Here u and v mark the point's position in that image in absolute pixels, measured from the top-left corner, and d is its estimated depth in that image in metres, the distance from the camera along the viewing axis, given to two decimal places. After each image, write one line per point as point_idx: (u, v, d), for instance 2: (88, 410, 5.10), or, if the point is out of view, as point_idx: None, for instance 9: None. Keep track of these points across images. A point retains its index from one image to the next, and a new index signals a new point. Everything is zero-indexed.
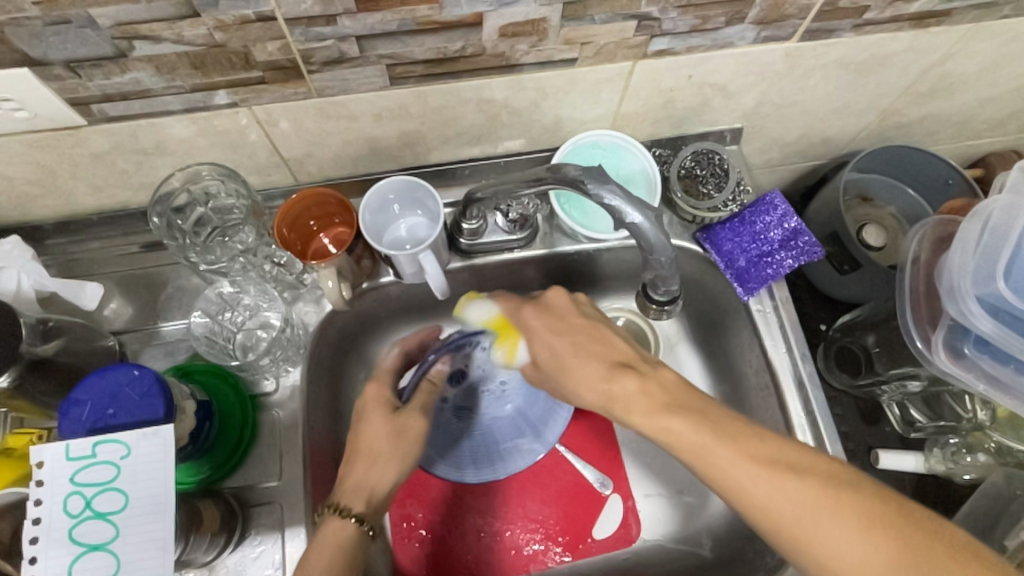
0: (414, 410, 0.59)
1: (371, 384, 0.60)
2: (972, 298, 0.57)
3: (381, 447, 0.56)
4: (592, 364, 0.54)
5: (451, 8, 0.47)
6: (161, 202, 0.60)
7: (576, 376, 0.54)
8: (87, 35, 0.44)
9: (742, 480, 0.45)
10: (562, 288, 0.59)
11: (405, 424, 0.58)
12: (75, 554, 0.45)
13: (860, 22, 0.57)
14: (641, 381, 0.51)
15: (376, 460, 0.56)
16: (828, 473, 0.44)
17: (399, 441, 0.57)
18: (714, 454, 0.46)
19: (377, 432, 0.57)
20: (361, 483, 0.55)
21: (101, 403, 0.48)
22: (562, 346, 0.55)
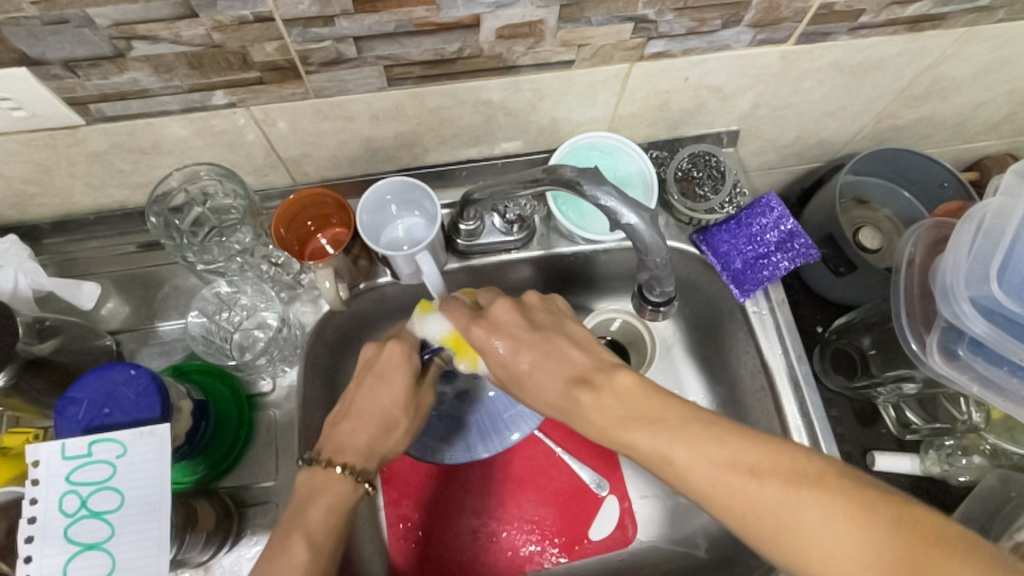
0: (429, 385, 0.60)
1: (398, 341, 0.58)
2: (966, 300, 0.57)
3: (399, 414, 0.57)
4: (549, 374, 0.52)
5: (447, 9, 0.48)
6: (159, 201, 0.60)
7: (535, 387, 0.53)
8: (85, 35, 0.44)
9: (706, 482, 0.44)
10: (506, 299, 0.56)
11: (420, 400, 0.59)
12: (70, 553, 0.45)
13: (855, 25, 0.58)
14: (595, 393, 0.50)
15: (396, 427, 0.57)
16: (790, 471, 0.43)
17: (414, 413, 0.58)
18: (674, 461, 0.46)
19: (400, 400, 0.57)
20: (371, 448, 0.55)
21: (97, 402, 0.48)
22: (514, 357, 0.53)
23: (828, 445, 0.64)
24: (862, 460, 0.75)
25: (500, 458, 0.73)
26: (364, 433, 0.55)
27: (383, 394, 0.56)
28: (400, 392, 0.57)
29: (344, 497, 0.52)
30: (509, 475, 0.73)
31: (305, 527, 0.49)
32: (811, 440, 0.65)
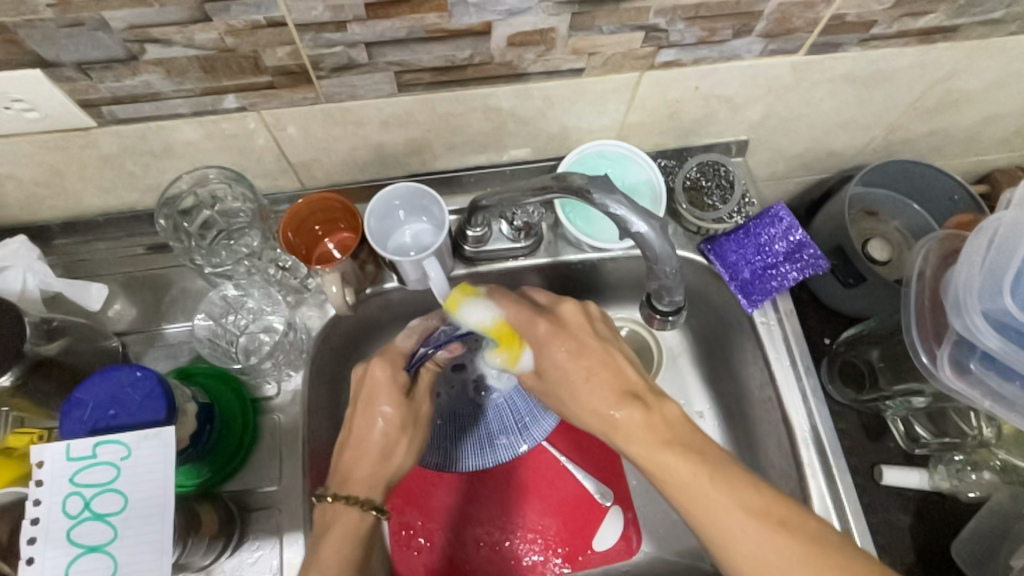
0: (422, 397, 0.61)
1: (378, 363, 0.58)
2: (978, 314, 0.56)
3: (395, 435, 0.57)
4: (609, 387, 0.54)
5: (460, 16, 0.48)
6: (169, 204, 0.60)
7: (580, 399, 0.55)
8: (100, 38, 0.45)
9: (726, 526, 0.46)
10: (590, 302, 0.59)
11: (416, 412, 0.60)
12: (72, 555, 0.45)
13: (867, 37, 0.58)
14: (643, 409, 0.52)
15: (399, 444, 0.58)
16: (814, 538, 0.45)
17: (412, 426, 0.59)
18: (704, 496, 0.47)
19: (394, 420, 0.57)
20: (376, 474, 0.56)
21: (103, 404, 0.48)
22: (575, 359, 0.55)
23: (836, 457, 0.64)
24: (870, 474, 0.75)
25: (505, 467, 0.73)
26: (360, 464, 0.56)
27: (371, 420, 0.57)
28: (392, 412, 0.57)
29: (355, 528, 0.53)
30: (514, 483, 0.72)
31: (318, 568, 0.50)
32: (819, 452, 0.65)
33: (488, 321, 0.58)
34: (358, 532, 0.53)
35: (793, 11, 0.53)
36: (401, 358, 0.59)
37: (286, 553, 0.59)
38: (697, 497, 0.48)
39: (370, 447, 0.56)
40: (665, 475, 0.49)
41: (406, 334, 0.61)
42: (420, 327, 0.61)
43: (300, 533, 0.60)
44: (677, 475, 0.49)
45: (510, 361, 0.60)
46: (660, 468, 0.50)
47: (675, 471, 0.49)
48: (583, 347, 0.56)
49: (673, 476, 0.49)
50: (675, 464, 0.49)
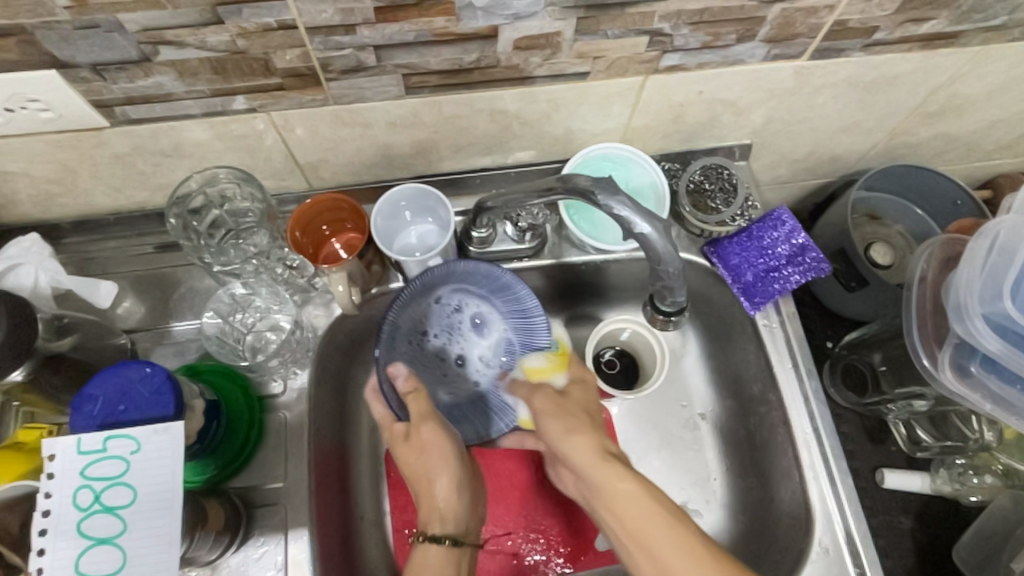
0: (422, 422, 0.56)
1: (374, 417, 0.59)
2: (979, 317, 0.57)
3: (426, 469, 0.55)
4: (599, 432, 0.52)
5: (467, 20, 0.49)
6: (179, 203, 0.61)
7: (575, 432, 0.51)
8: (114, 39, 0.45)
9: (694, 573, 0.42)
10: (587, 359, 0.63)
11: (422, 440, 0.55)
12: (82, 547, 0.45)
13: (870, 42, 0.58)
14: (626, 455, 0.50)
15: (436, 474, 0.55)
16: None
17: (427, 453, 0.55)
18: (677, 536, 0.44)
19: (411, 454, 0.55)
20: (432, 509, 0.54)
21: (113, 398, 0.49)
22: (583, 404, 0.56)
23: (837, 460, 0.65)
24: (871, 478, 0.75)
25: (508, 467, 0.73)
26: (424, 504, 0.55)
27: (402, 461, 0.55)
28: (408, 455, 0.55)
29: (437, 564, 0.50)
30: (517, 483, 0.73)
31: None
32: (821, 455, 0.65)
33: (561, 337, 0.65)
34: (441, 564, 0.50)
35: (797, 16, 0.54)
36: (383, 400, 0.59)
37: (291, 549, 0.60)
38: (668, 541, 0.44)
39: (416, 472, 0.55)
40: (644, 514, 0.45)
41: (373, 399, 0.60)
42: (376, 390, 0.60)
43: (305, 530, 0.60)
44: (660, 517, 0.45)
45: (545, 368, 0.61)
46: (640, 506, 0.46)
47: (656, 515, 0.45)
48: (589, 393, 0.58)
49: (646, 519, 0.45)
50: (646, 511, 0.45)
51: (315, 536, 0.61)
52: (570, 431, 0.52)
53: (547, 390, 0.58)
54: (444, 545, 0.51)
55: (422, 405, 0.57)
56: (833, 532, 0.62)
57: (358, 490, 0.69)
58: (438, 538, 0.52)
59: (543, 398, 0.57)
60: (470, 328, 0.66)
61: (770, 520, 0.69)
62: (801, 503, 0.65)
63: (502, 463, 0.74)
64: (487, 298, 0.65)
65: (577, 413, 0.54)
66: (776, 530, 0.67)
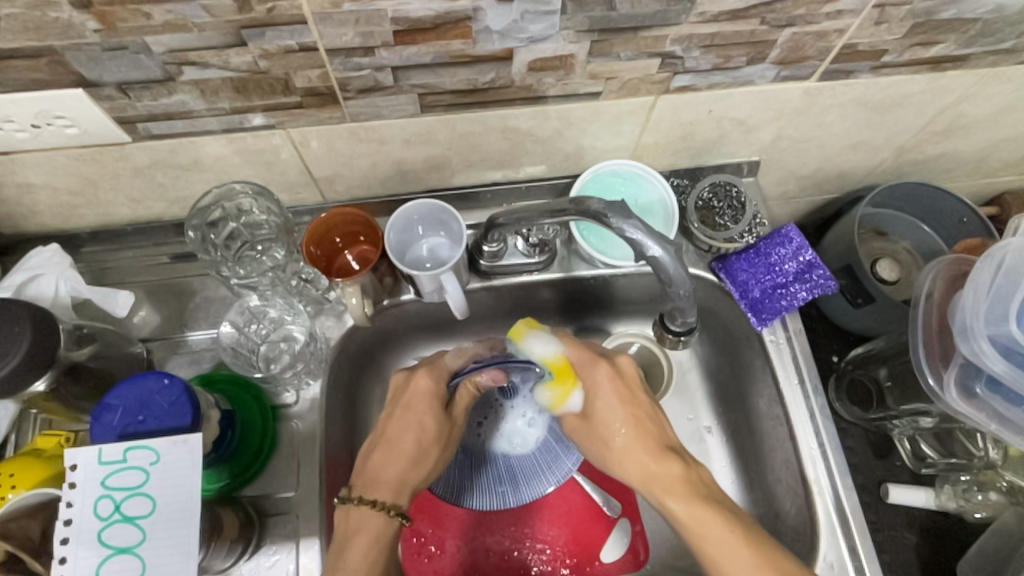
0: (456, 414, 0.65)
1: (423, 374, 0.63)
2: (984, 339, 0.57)
3: (411, 446, 0.60)
4: (651, 447, 0.59)
5: (483, 43, 0.50)
6: (198, 216, 0.62)
7: (629, 451, 0.60)
8: (141, 60, 0.47)
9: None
10: (631, 357, 0.64)
11: (448, 427, 0.63)
12: (103, 556, 0.46)
13: (878, 64, 0.59)
14: (684, 467, 0.57)
15: (424, 458, 0.61)
16: None
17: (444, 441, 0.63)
18: (728, 550, 0.52)
19: (416, 431, 0.61)
20: (389, 481, 0.58)
21: (132, 410, 0.50)
22: (619, 414, 0.61)
23: (842, 475, 0.65)
24: (876, 493, 0.75)
25: None
26: (382, 466, 0.59)
27: (411, 421, 0.61)
28: (430, 423, 0.62)
29: (381, 531, 0.56)
30: None
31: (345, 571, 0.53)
32: (827, 471, 0.66)
33: (551, 352, 0.63)
34: (380, 535, 0.56)
35: (806, 40, 0.55)
36: (443, 372, 0.64)
37: (302, 557, 0.61)
38: (722, 558, 0.52)
39: (403, 451, 0.60)
40: (702, 533, 0.53)
41: (454, 353, 0.65)
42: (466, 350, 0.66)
43: (316, 539, 0.61)
44: (715, 534, 0.53)
45: (557, 400, 0.64)
46: (695, 525, 0.54)
47: (712, 529, 0.53)
48: (615, 400, 0.61)
49: (704, 530, 0.53)
50: (705, 518, 0.54)
51: (326, 545, 0.62)
52: (614, 458, 0.61)
53: (574, 418, 0.64)
54: (392, 516, 0.56)
55: (467, 401, 0.65)
56: (837, 548, 0.63)
57: None
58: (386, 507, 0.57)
59: (573, 423, 0.65)
60: (512, 398, 0.73)
61: (776, 534, 0.69)
62: (806, 518, 0.65)
63: None
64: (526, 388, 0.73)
65: (608, 435, 0.61)
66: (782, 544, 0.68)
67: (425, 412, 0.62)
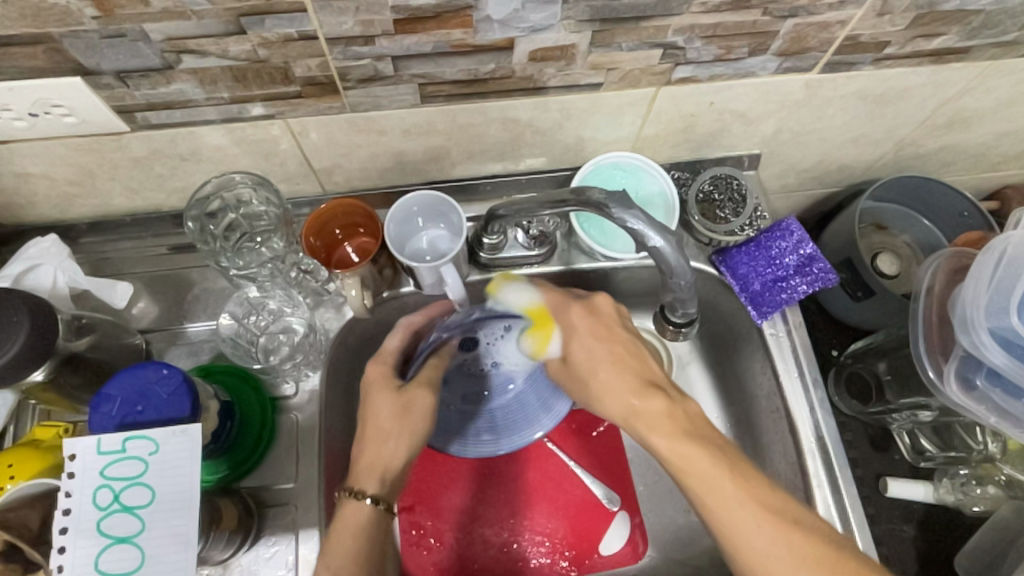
0: (420, 386, 0.60)
1: (372, 362, 0.61)
2: (985, 332, 0.57)
3: (385, 425, 0.57)
4: (621, 377, 0.57)
5: (484, 32, 0.49)
6: (196, 206, 0.62)
7: (600, 392, 0.57)
8: (139, 48, 0.46)
9: (732, 518, 0.49)
10: (608, 294, 0.61)
11: (409, 403, 0.58)
12: (102, 545, 0.47)
13: (881, 56, 0.59)
14: (666, 400, 0.54)
15: (394, 436, 0.56)
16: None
17: (408, 417, 0.58)
18: (721, 489, 0.49)
19: (388, 411, 0.57)
20: (374, 462, 0.55)
21: (130, 400, 0.49)
22: (599, 355, 0.58)
23: (841, 468, 0.65)
24: (875, 486, 0.75)
25: (513, 470, 0.74)
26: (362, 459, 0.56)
27: (375, 410, 0.57)
28: (383, 406, 0.57)
29: (355, 521, 0.53)
30: (522, 486, 0.74)
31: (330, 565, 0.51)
32: (825, 465, 0.66)
33: (529, 300, 0.64)
34: (363, 525, 0.53)
35: (808, 31, 0.54)
36: (391, 357, 0.61)
37: (301, 549, 0.61)
38: (710, 482, 0.50)
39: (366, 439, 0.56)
40: (683, 466, 0.51)
41: (396, 335, 0.63)
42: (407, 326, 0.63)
43: (315, 530, 0.61)
44: (696, 468, 0.50)
45: (539, 345, 0.64)
46: (679, 462, 0.51)
47: (697, 464, 0.50)
48: (588, 341, 0.59)
49: (691, 462, 0.51)
50: (688, 452, 0.51)
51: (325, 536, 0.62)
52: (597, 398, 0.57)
53: (557, 366, 0.63)
54: (377, 508, 0.53)
55: (433, 373, 0.62)
56: None
57: None
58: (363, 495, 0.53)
59: (558, 370, 0.63)
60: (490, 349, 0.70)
61: None
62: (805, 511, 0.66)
63: (507, 467, 0.74)
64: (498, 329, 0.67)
65: (605, 372, 0.57)
66: None
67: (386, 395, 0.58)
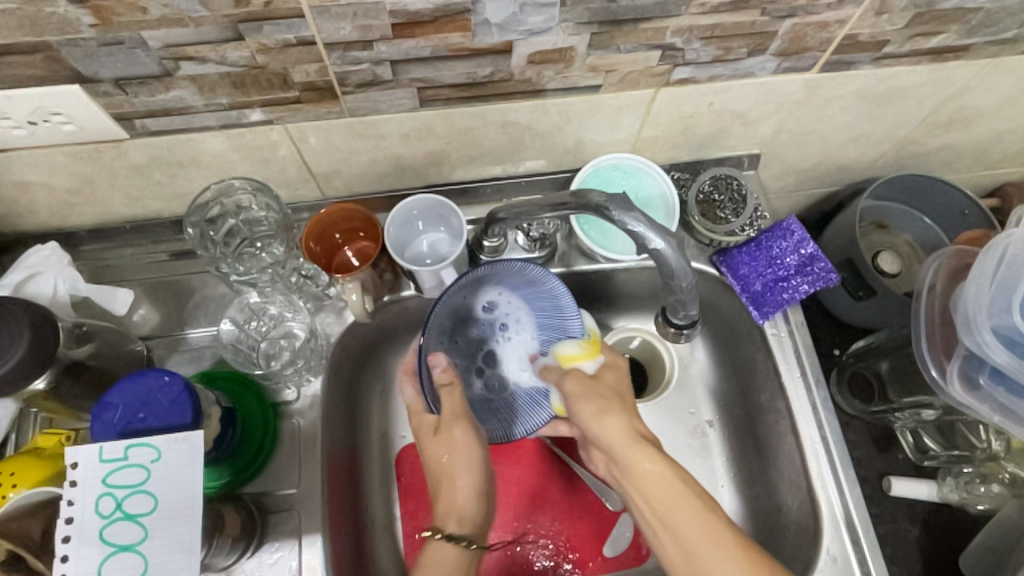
0: (454, 419, 0.57)
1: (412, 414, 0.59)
2: (988, 330, 0.57)
3: (457, 464, 0.57)
4: (631, 412, 0.54)
5: (482, 36, 0.49)
6: (196, 213, 0.62)
7: (609, 411, 0.53)
8: (138, 56, 0.46)
9: (703, 549, 0.46)
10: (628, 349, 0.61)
11: (457, 438, 0.56)
12: (105, 554, 0.46)
13: (879, 56, 0.59)
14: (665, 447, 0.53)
15: (460, 474, 0.57)
16: None
17: (458, 454, 0.56)
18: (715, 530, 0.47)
19: (448, 452, 0.57)
20: (451, 507, 0.57)
21: (133, 407, 0.49)
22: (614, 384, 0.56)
23: (845, 468, 0.65)
24: (879, 485, 0.75)
25: (516, 473, 0.74)
26: (444, 496, 0.57)
27: (433, 456, 0.57)
28: (459, 438, 0.56)
29: (448, 561, 0.54)
30: (525, 490, 0.74)
31: None
32: (829, 465, 0.65)
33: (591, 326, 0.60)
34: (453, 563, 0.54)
35: (807, 31, 0.54)
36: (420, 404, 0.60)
37: (305, 554, 0.60)
38: (700, 523, 0.47)
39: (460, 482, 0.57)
40: (676, 504, 0.49)
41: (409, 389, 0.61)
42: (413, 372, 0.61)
43: (319, 535, 0.61)
44: (691, 509, 0.48)
45: (577, 354, 0.57)
46: (663, 484, 0.49)
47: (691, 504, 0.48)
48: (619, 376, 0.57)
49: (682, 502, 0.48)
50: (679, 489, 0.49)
51: (329, 541, 0.61)
52: (599, 411, 0.53)
53: (581, 377, 0.56)
54: (463, 547, 0.55)
55: (457, 403, 0.57)
56: (840, 541, 0.63)
57: (368, 494, 0.70)
58: (455, 537, 0.55)
59: (574, 382, 0.55)
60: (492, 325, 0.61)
61: (778, 528, 0.69)
62: (808, 511, 0.65)
63: (511, 469, 0.74)
64: (491, 274, 0.60)
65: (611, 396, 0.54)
66: (784, 537, 0.68)
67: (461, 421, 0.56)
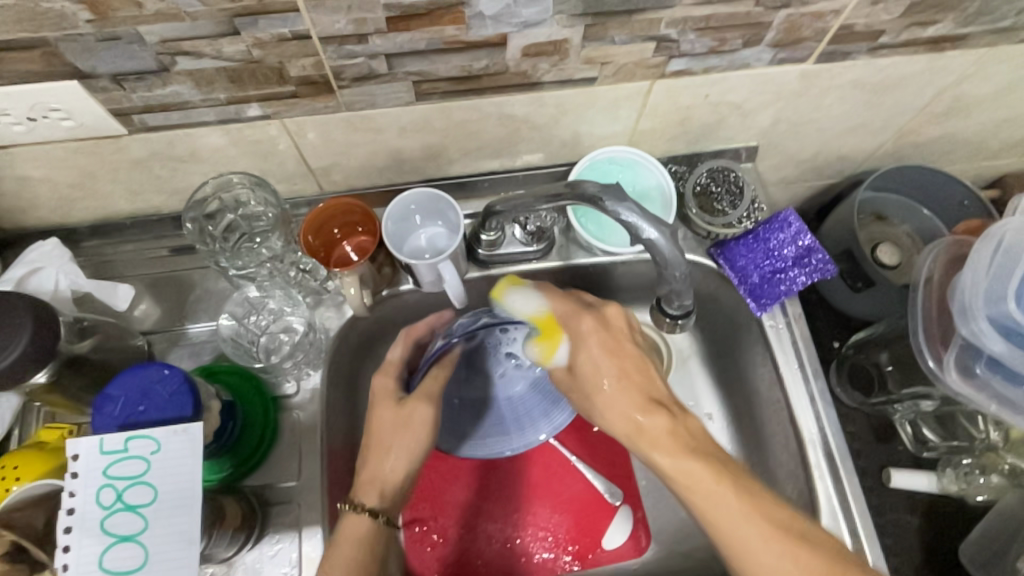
0: (420, 398, 0.62)
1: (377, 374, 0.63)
2: (983, 319, 0.58)
3: (389, 441, 0.60)
4: (628, 393, 0.57)
5: (476, 28, 0.50)
6: (195, 207, 0.62)
7: (608, 405, 0.57)
8: (135, 51, 0.47)
9: (721, 520, 0.50)
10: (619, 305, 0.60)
11: (408, 416, 0.61)
12: (105, 545, 0.47)
13: (875, 45, 0.59)
14: (671, 419, 0.55)
15: (392, 451, 0.60)
16: None
17: (406, 432, 0.60)
18: (725, 504, 0.50)
19: (390, 424, 0.60)
20: (374, 478, 0.59)
21: (133, 399, 0.50)
22: (603, 365, 0.58)
23: (843, 458, 0.65)
24: (879, 477, 0.75)
25: (516, 465, 0.74)
26: (370, 469, 0.59)
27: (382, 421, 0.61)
28: (416, 416, 0.61)
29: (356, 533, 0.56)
30: (525, 482, 0.74)
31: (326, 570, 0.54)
32: (826, 455, 0.66)
33: (535, 308, 0.61)
34: (363, 535, 0.56)
35: (802, 21, 0.54)
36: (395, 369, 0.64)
37: (305, 546, 0.61)
38: (710, 499, 0.51)
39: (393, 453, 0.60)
40: (689, 484, 0.52)
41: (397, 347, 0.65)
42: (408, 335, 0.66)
43: (319, 527, 0.62)
44: (704, 486, 0.51)
45: (545, 356, 0.61)
46: (682, 473, 0.53)
47: (701, 481, 0.52)
48: (603, 346, 0.58)
49: (692, 480, 0.52)
50: (691, 467, 0.53)
51: (329, 532, 0.62)
52: (603, 408, 0.58)
53: (563, 373, 0.61)
54: (377, 520, 0.57)
55: (434, 387, 0.63)
56: (838, 531, 0.63)
57: None
58: (371, 510, 0.57)
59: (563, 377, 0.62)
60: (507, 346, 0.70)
61: None
62: (806, 502, 0.66)
63: (510, 462, 0.75)
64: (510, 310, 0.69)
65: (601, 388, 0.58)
66: None
67: (426, 403, 0.61)
